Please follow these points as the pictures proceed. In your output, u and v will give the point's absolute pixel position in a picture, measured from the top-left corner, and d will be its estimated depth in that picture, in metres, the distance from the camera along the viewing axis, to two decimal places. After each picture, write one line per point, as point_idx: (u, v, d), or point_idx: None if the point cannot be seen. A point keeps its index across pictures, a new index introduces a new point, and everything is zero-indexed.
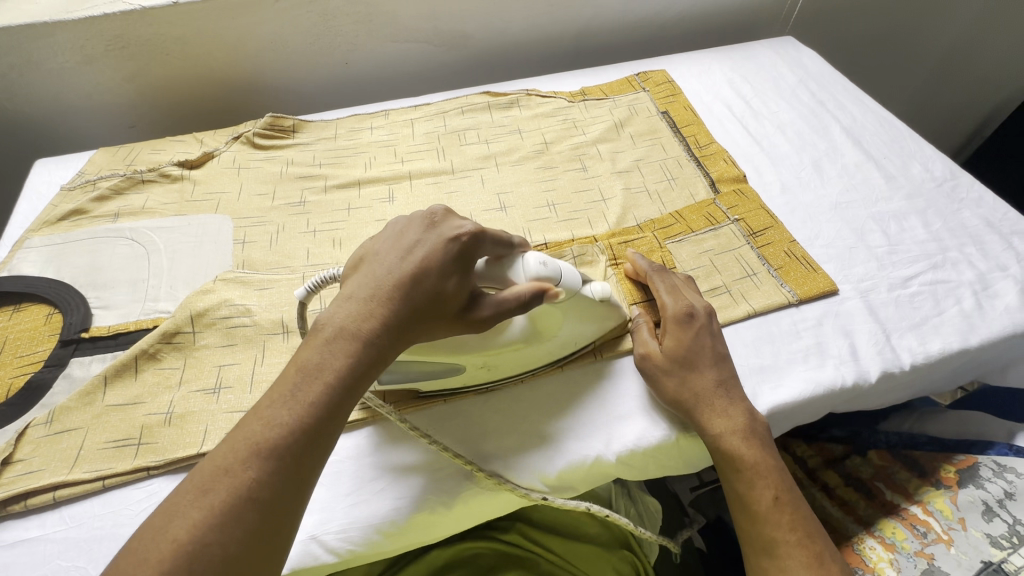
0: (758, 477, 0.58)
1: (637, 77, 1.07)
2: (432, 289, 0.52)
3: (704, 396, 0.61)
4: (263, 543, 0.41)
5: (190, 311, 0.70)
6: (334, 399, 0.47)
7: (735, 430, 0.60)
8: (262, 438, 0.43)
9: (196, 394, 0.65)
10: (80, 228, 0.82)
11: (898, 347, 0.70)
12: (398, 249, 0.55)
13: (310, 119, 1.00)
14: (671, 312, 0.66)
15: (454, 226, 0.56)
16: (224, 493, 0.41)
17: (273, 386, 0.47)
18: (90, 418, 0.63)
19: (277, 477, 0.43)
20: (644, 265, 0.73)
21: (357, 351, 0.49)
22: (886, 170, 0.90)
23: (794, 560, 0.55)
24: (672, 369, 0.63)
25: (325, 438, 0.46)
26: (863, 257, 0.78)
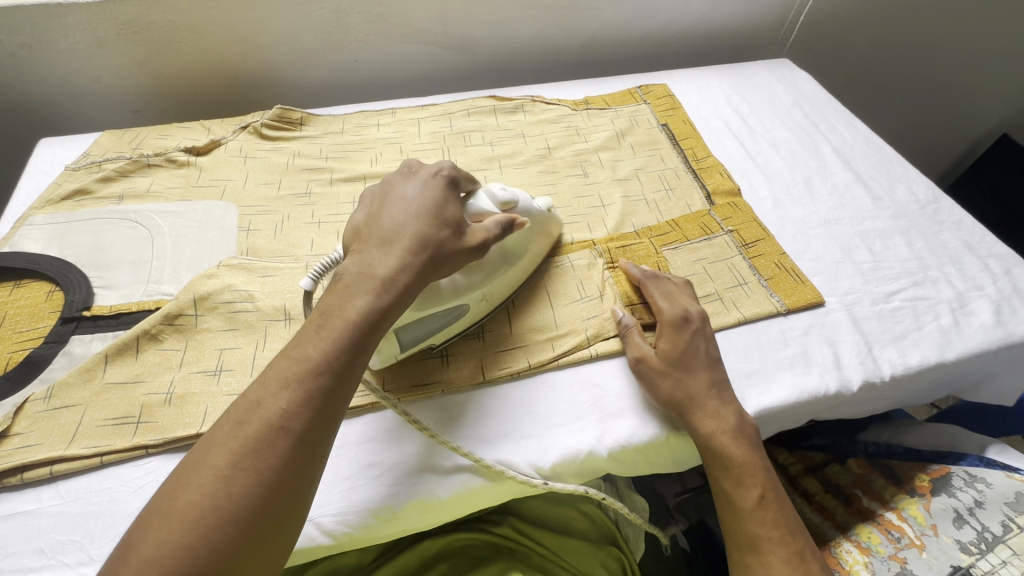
0: (745, 477, 0.61)
1: (639, 89, 1.11)
2: (433, 222, 0.57)
3: (696, 396, 0.63)
4: (294, 463, 0.42)
5: (194, 294, 0.71)
6: (357, 331, 0.48)
7: (726, 430, 0.62)
8: (291, 371, 0.45)
9: (197, 375, 0.66)
10: (84, 209, 0.82)
11: (879, 358, 0.73)
12: (392, 199, 0.59)
13: (318, 113, 1.01)
14: (667, 317, 0.69)
15: (433, 168, 0.61)
16: (257, 423, 0.42)
17: (299, 331, 0.49)
18: (90, 395, 0.63)
19: (306, 405, 0.44)
20: (639, 273, 0.76)
21: (375, 285, 0.51)
22: (873, 191, 0.94)
23: (774, 555, 0.57)
24: (667, 369, 0.65)
25: (351, 372, 0.48)
26: (848, 271, 0.82)
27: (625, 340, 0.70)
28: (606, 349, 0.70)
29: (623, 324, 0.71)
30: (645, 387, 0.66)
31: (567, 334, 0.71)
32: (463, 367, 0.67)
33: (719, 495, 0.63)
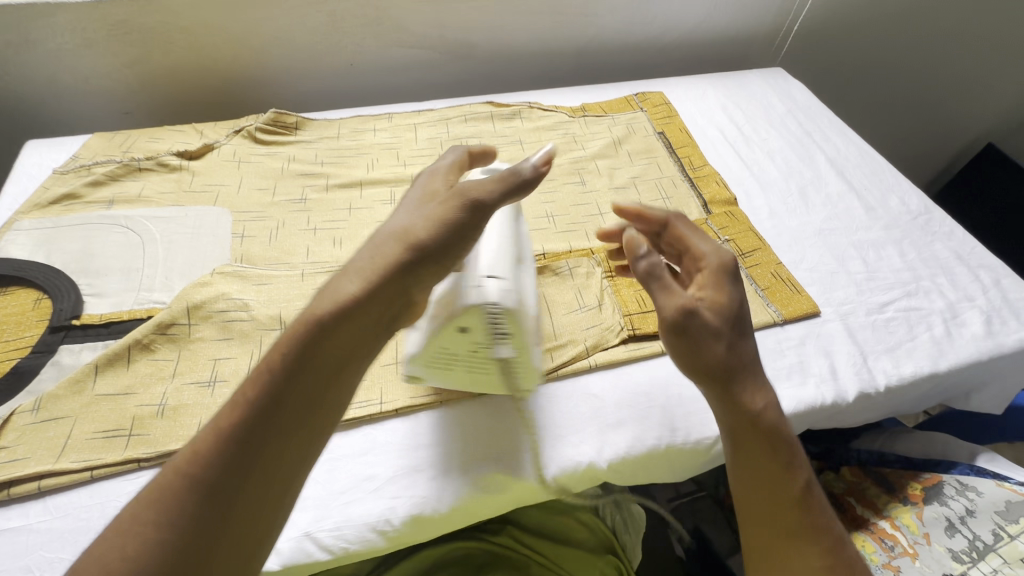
0: (782, 471, 0.57)
1: (635, 96, 1.11)
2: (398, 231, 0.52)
3: (744, 371, 0.58)
4: (207, 515, 0.39)
5: (187, 303, 0.69)
6: (286, 366, 0.44)
7: (767, 417, 0.57)
8: (220, 421, 0.42)
9: (191, 386, 0.65)
10: (72, 213, 0.81)
11: (874, 368, 0.74)
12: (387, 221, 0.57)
13: (313, 117, 1.00)
14: (703, 267, 0.61)
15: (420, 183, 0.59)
16: (169, 475, 0.40)
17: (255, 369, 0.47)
18: (79, 407, 0.62)
19: (220, 455, 0.41)
20: (662, 212, 0.63)
21: (323, 309, 0.47)
22: (866, 201, 0.95)
23: (813, 555, 0.55)
24: (715, 333, 0.57)
25: (282, 410, 0.44)
26: (843, 282, 0.83)
27: (654, 292, 0.57)
28: (605, 359, 0.70)
29: (647, 267, 0.58)
30: (682, 352, 0.58)
31: (565, 344, 0.71)
32: None
33: (744, 486, 0.59)
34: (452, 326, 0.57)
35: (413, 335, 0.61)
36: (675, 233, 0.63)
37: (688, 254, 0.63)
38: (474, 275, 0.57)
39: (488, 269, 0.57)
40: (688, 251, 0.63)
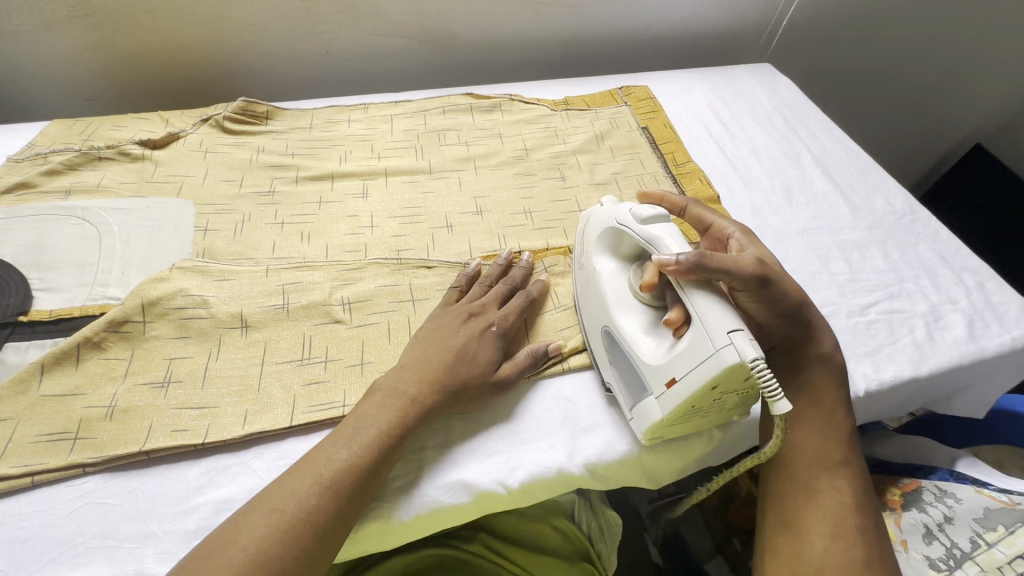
0: (837, 415, 0.63)
1: (620, 90, 1.08)
2: (460, 376, 0.62)
3: (817, 321, 0.65)
4: (316, 553, 0.49)
5: (142, 299, 0.66)
6: (386, 443, 0.56)
7: (839, 368, 0.65)
8: (324, 472, 0.52)
9: (143, 387, 0.62)
10: (26, 203, 0.77)
11: (854, 372, 0.72)
12: (439, 340, 0.64)
13: (285, 107, 0.96)
14: (731, 233, 0.70)
15: (480, 311, 0.68)
16: (287, 515, 0.49)
17: (336, 431, 0.57)
18: (23, 409, 0.59)
19: (332, 504, 0.51)
20: (680, 197, 0.73)
21: (407, 406, 0.58)
22: (851, 201, 0.93)
23: (848, 488, 0.59)
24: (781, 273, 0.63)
25: (377, 476, 0.55)
26: (825, 283, 0.81)
27: (723, 264, 0.55)
28: (579, 362, 0.69)
29: (699, 253, 0.55)
30: (761, 302, 0.60)
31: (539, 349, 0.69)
32: None
33: (796, 425, 0.63)
34: (705, 386, 0.53)
35: (663, 400, 0.57)
36: (695, 214, 0.72)
37: (710, 229, 0.72)
38: (715, 335, 0.52)
39: (718, 326, 0.52)
40: (709, 227, 0.72)
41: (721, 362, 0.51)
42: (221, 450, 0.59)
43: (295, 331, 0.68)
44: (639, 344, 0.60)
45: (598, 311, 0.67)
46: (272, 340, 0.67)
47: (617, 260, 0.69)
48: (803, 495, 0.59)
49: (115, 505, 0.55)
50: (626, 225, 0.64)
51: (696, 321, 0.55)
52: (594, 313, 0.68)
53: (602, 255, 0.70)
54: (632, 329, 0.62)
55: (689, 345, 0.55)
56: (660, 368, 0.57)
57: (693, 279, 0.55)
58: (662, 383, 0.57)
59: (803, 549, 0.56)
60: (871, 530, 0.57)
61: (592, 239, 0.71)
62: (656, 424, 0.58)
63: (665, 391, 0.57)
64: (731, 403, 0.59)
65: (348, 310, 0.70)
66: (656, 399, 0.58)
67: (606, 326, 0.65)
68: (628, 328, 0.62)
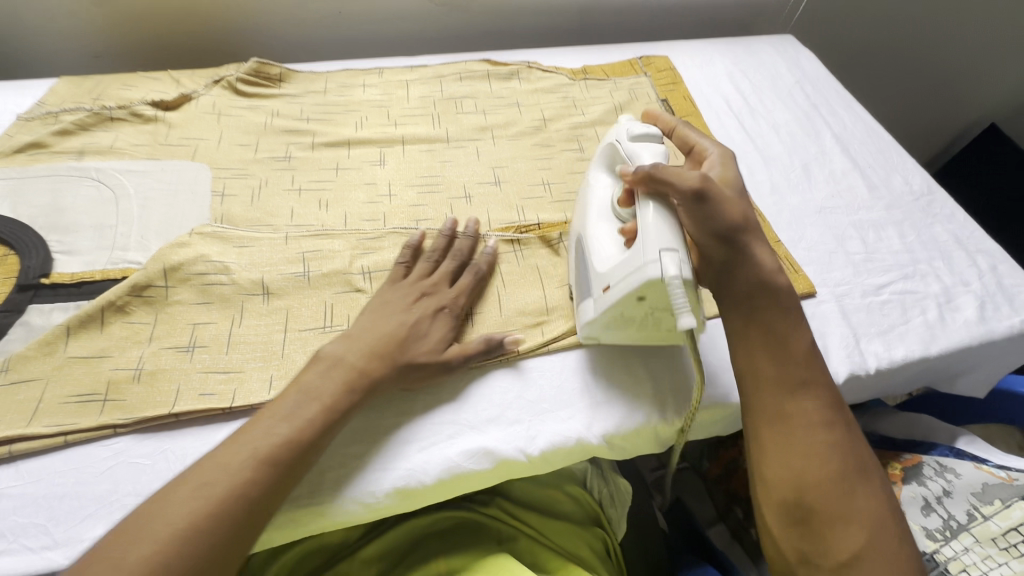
0: (789, 336, 0.60)
1: (640, 60, 1.06)
2: (406, 354, 0.62)
3: (760, 244, 0.61)
4: (248, 529, 0.50)
5: (164, 265, 0.66)
6: (325, 419, 0.56)
7: (781, 289, 0.61)
8: (261, 446, 0.52)
9: (168, 351, 0.62)
10: (39, 163, 0.76)
11: (866, 351, 0.73)
12: (388, 317, 0.64)
13: (298, 68, 0.94)
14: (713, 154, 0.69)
15: (428, 289, 0.68)
16: (220, 488, 0.49)
17: (275, 402, 0.57)
18: (51, 369, 0.59)
19: (269, 481, 0.51)
20: (672, 116, 0.73)
21: (353, 383, 0.59)
22: (870, 180, 0.92)
23: (814, 405, 0.58)
24: (728, 193, 0.61)
25: (313, 452, 0.55)
26: (841, 262, 0.81)
27: (670, 172, 0.58)
28: None
29: (653, 164, 0.59)
30: (697, 221, 0.58)
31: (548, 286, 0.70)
32: None
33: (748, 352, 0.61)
34: (631, 295, 0.56)
35: (597, 302, 0.61)
36: (682, 135, 0.72)
37: (694, 152, 0.71)
38: (646, 247, 0.55)
39: (650, 240, 0.55)
40: (694, 149, 0.71)
41: (644, 275, 0.54)
42: (247, 414, 0.60)
43: (316, 299, 0.68)
44: (597, 247, 0.63)
45: (579, 221, 0.69)
46: (294, 307, 0.67)
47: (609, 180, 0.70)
48: (775, 422, 0.58)
49: (147, 464, 0.56)
50: (620, 143, 0.67)
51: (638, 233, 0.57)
52: (576, 222, 0.70)
53: (598, 172, 0.71)
54: (600, 234, 0.64)
55: (625, 256, 0.58)
56: (601, 273, 0.60)
57: (645, 188, 0.59)
58: (599, 287, 0.61)
59: (780, 470, 0.57)
60: (841, 442, 0.57)
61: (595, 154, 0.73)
62: (588, 323, 0.63)
63: (600, 294, 0.60)
64: (666, 320, 0.61)
65: (368, 279, 0.71)
66: (593, 300, 0.62)
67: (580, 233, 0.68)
68: (596, 232, 0.64)
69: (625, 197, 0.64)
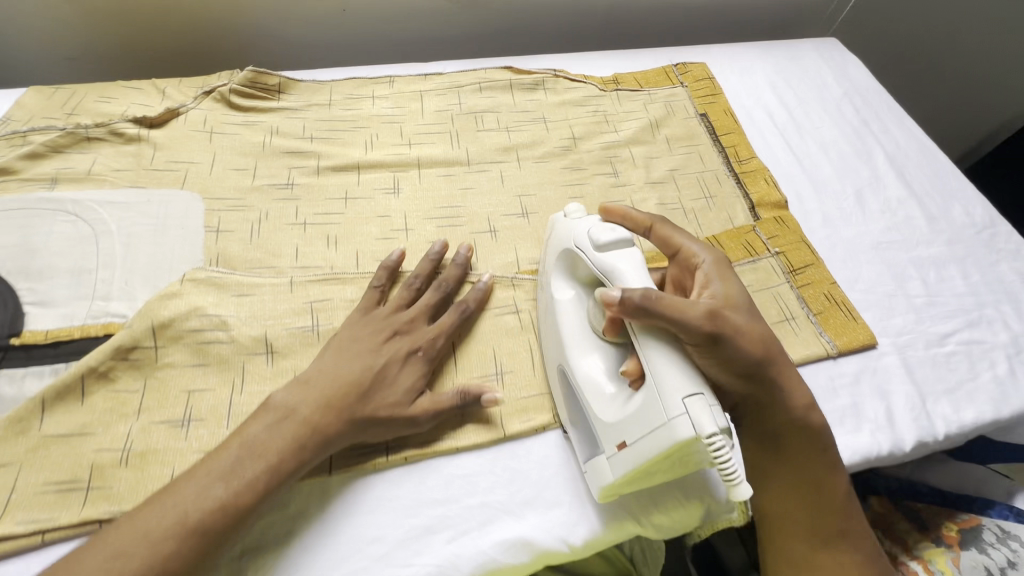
0: (826, 482, 0.58)
1: (675, 67, 0.96)
2: (366, 404, 0.54)
3: (789, 378, 0.58)
4: None
5: (152, 322, 0.58)
6: (266, 480, 0.49)
7: (818, 427, 0.59)
8: (189, 511, 0.46)
9: (160, 427, 0.54)
10: (5, 194, 0.66)
11: (933, 414, 0.66)
12: (352, 357, 0.57)
13: (299, 77, 0.84)
14: (700, 262, 0.61)
15: (402, 327, 0.60)
16: (136, 563, 0.43)
17: (214, 453, 0.50)
18: (24, 452, 0.52)
19: (195, 553, 0.45)
20: (647, 214, 0.65)
21: (302, 436, 0.51)
22: (928, 210, 0.84)
23: (849, 561, 0.57)
24: (739, 319, 0.55)
25: (251, 515, 0.48)
26: (902, 307, 0.74)
27: (674, 309, 0.50)
28: None
29: (643, 294, 0.50)
30: (717, 364, 0.53)
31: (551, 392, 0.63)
32: (481, 418, 0.60)
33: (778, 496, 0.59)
34: (658, 457, 0.49)
35: (614, 462, 0.53)
36: (662, 235, 0.64)
37: (678, 255, 0.63)
38: (670, 403, 0.48)
39: (673, 392, 0.49)
40: (678, 253, 0.63)
41: (674, 434, 0.48)
42: None
43: None
44: (592, 394, 0.56)
45: (554, 349, 0.61)
46: (302, 369, 0.60)
47: (574, 287, 0.63)
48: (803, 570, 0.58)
49: None
50: (584, 251, 0.59)
51: (651, 382, 0.51)
52: (549, 349, 0.62)
53: (559, 280, 0.63)
54: (590, 373, 0.57)
55: (642, 408, 0.51)
56: (613, 427, 0.53)
57: (641, 321, 0.52)
58: (613, 445, 0.53)
59: None
60: None
61: (551, 260, 0.65)
62: (606, 487, 0.54)
63: (615, 453, 0.53)
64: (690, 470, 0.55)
65: None
66: (608, 459, 0.54)
67: (560, 365, 0.60)
68: (586, 372, 0.57)
69: (608, 324, 0.57)
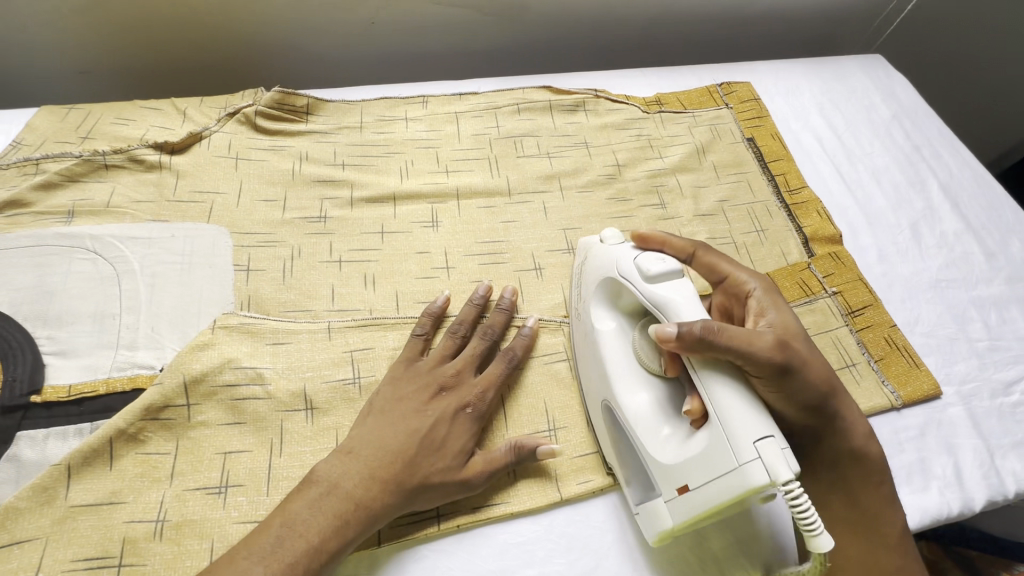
0: (884, 516, 0.54)
1: (718, 86, 0.92)
2: (411, 472, 0.50)
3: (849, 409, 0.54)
4: None
5: (184, 377, 0.54)
6: (309, 563, 0.45)
7: (877, 461, 0.55)
8: None
9: (195, 494, 0.51)
10: (19, 229, 0.62)
11: (1002, 470, 0.63)
12: (395, 419, 0.53)
13: (328, 96, 0.79)
14: (751, 289, 0.55)
15: (447, 380, 0.56)
16: None
17: (254, 533, 0.46)
18: (49, 525, 0.48)
19: None
20: (686, 240, 0.58)
21: (346, 512, 0.48)
22: (985, 244, 0.81)
23: None
24: (802, 349, 0.50)
25: None
26: (964, 351, 0.71)
27: (739, 343, 0.45)
28: None
29: (704, 327, 0.45)
30: (782, 396, 0.49)
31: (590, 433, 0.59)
32: (536, 479, 0.56)
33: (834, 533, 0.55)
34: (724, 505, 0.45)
35: (674, 507, 0.49)
36: (705, 261, 0.58)
37: (725, 281, 0.57)
38: (739, 446, 0.43)
39: (742, 434, 0.43)
40: (724, 279, 0.57)
41: (744, 481, 0.43)
42: None
43: None
44: (646, 433, 0.52)
45: (598, 382, 0.57)
46: (345, 426, 0.56)
47: (618, 317, 0.58)
48: None
49: None
50: (629, 281, 0.53)
51: (716, 423, 0.45)
52: (592, 380, 0.58)
53: (599, 308, 0.58)
54: (641, 410, 0.53)
55: (705, 451, 0.46)
56: (671, 470, 0.48)
57: (703, 356, 0.46)
58: (672, 487, 0.49)
59: None
60: None
61: (587, 289, 0.60)
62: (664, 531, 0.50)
63: (676, 498, 0.48)
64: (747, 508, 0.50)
65: None
66: (666, 503, 0.49)
67: (605, 400, 0.56)
68: (636, 409, 0.53)
69: (667, 363, 0.52)
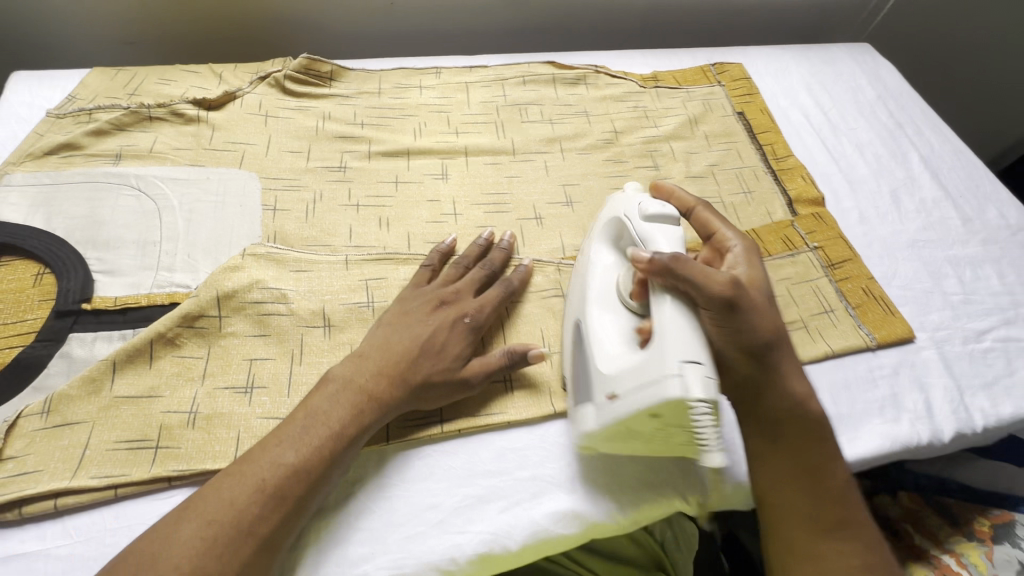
0: (825, 469, 0.54)
1: (712, 66, 0.98)
2: (417, 370, 0.55)
3: (789, 368, 0.55)
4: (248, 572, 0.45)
5: (217, 291, 0.60)
6: (333, 446, 0.51)
7: (817, 417, 0.55)
8: (267, 477, 0.48)
9: (224, 392, 0.56)
10: (73, 167, 0.69)
11: (971, 407, 0.67)
12: (404, 326, 0.58)
13: (350, 65, 0.86)
14: (732, 246, 0.60)
15: (450, 298, 0.61)
16: (223, 527, 0.45)
17: (282, 425, 0.51)
18: (96, 411, 0.53)
19: (277, 518, 0.47)
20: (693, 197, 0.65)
21: (362, 403, 0.53)
22: (963, 211, 0.86)
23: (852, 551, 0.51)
24: (756, 301, 0.54)
25: (324, 480, 0.50)
26: (939, 303, 0.75)
27: (694, 273, 0.51)
28: None
29: (672, 256, 0.52)
30: (724, 335, 0.53)
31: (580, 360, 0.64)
32: (531, 396, 0.61)
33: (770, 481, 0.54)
34: (642, 411, 0.49)
35: (601, 411, 0.53)
36: (701, 218, 0.64)
37: (712, 238, 0.63)
38: (669, 359, 0.48)
39: (675, 351, 0.48)
40: (712, 236, 0.63)
41: (663, 392, 0.47)
42: None
43: None
44: (598, 343, 0.56)
45: (576, 301, 0.62)
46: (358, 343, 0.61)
47: (615, 254, 0.62)
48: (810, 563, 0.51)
49: None
50: (630, 219, 0.60)
51: (656, 341, 0.50)
52: (573, 302, 0.62)
53: (601, 245, 0.63)
54: (602, 326, 0.57)
55: (640, 362, 0.50)
56: (607, 377, 0.53)
57: (661, 280, 0.52)
58: (603, 394, 0.53)
59: None
60: None
61: (597, 226, 0.65)
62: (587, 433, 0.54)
63: (603, 403, 0.53)
64: (683, 445, 0.52)
65: None
66: (595, 407, 0.54)
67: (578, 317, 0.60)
68: (602, 325, 0.57)
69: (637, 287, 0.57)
